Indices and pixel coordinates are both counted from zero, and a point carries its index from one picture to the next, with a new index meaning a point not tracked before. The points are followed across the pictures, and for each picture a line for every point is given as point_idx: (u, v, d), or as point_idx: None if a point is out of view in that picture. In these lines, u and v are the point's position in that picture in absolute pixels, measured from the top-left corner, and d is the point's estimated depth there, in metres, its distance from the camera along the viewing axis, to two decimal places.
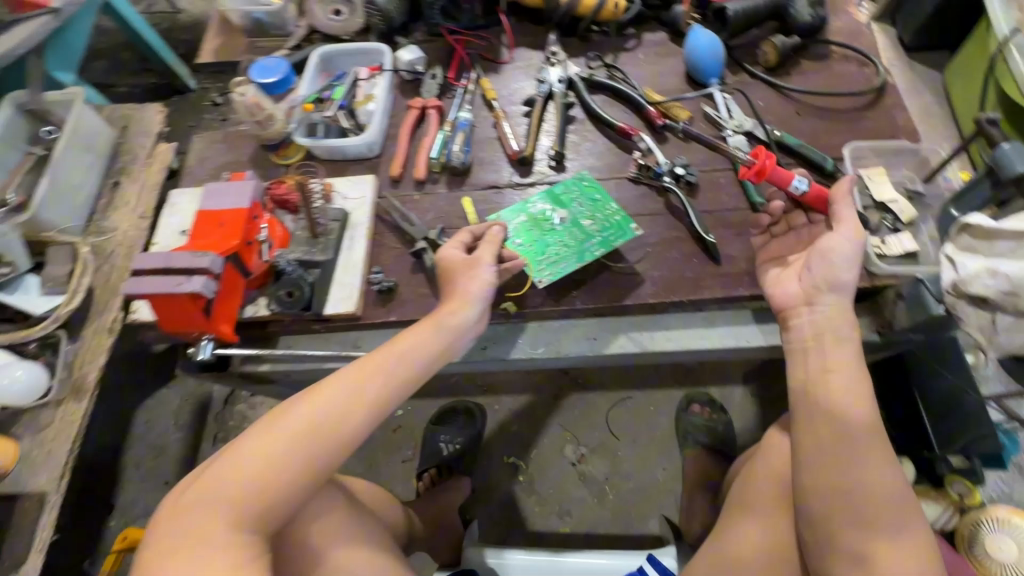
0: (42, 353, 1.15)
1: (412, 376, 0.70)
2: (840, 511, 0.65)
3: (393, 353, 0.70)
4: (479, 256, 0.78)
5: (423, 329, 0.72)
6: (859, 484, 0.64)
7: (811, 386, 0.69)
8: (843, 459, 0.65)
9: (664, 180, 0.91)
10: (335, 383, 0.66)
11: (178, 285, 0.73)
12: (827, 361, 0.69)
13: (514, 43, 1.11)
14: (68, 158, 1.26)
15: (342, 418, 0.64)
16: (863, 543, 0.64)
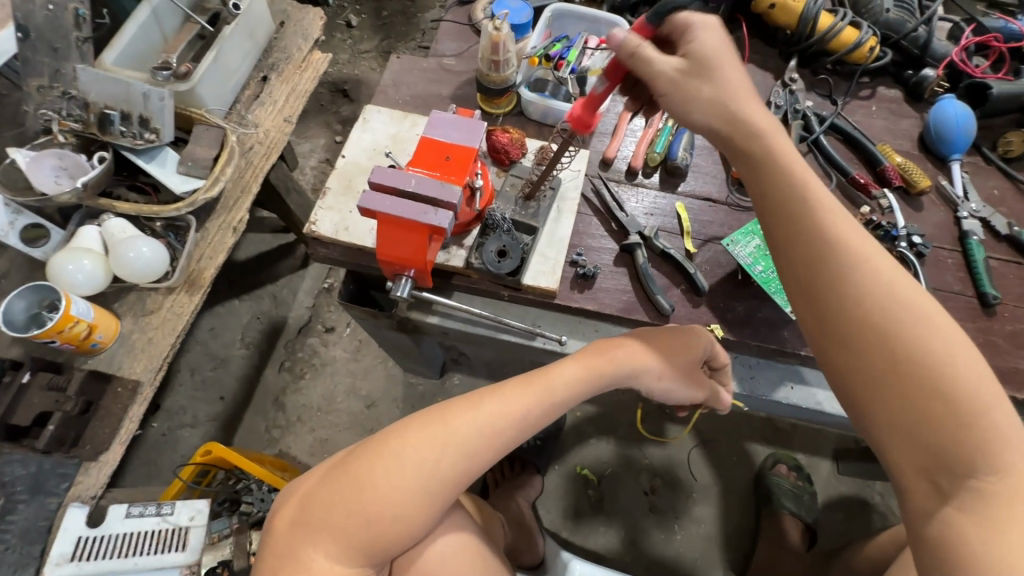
0: (165, 235, 1.06)
1: (535, 424, 0.68)
2: (889, 387, 0.53)
3: (538, 393, 0.68)
4: (693, 330, 0.75)
5: (576, 373, 0.70)
6: (863, 295, 0.54)
7: (820, 256, 0.56)
8: (870, 335, 0.53)
9: (898, 244, 0.87)
10: (467, 418, 0.65)
11: (423, 214, 0.66)
12: (836, 231, 0.56)
13: (746, 58, 1.05)
14: (234, 38, 1.17)
15: (466, 458, 0.64)
16: (913, 427, 0.51)
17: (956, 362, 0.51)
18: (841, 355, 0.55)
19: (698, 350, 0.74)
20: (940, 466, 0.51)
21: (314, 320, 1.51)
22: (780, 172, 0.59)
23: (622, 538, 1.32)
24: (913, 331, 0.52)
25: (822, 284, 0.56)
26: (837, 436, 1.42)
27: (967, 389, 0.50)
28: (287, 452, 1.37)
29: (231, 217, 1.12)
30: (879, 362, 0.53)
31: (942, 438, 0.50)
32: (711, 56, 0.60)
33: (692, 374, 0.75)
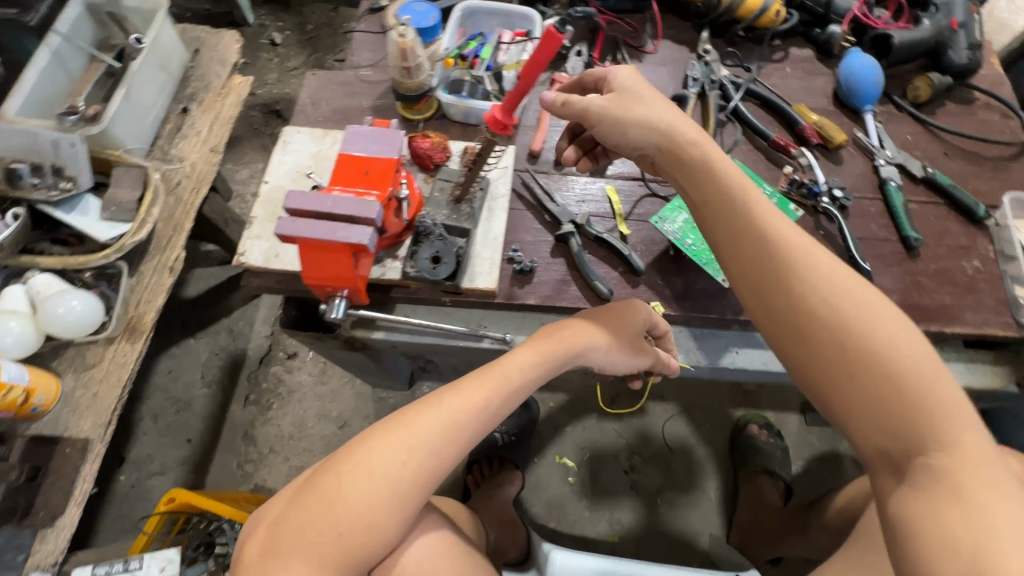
0: (96, 285, 1.02)
1: (495, 414, 0.67)
2: (841, 373, 0.56)
3: (495, 383, 0.67)
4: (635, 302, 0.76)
5: (529, 357, 0.69)
6: (807, 292, 0.59)
7: (764, 255, 0.62)
8: (815, 324, 0.58)
9: (821, 200, 0.89)
10: (430, 419, 0.63)
11: (342, 233, 0.66)
12: (773, 232, 0.63)
13: (660, 34, 1.06)
14: (145, 73, 1.13)
15: (433, 458, 0.62)
16: (869, 408, 0.54)
17: (899, 346, 0.55)
18: (797, 346, 0.59)
19: (641, 318, 0.75)
20: (900, 443, 0.53)
21: (274, 349, 1.49)
22: (720, 184, 0.66)
23: (608, 520, 1.34)
24: (857, 319, 0.56)
25: (771, 284, 0.61)
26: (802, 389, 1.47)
27: (913, 371, 0.54)
28: (263, 486, 1.35)
29: (166, 257, 1.09)
30: (830, 349, 0.57)
31: (900, 417, 0.53)
32: (633, 91, 0.73)
33: (635, 346, 0.75)
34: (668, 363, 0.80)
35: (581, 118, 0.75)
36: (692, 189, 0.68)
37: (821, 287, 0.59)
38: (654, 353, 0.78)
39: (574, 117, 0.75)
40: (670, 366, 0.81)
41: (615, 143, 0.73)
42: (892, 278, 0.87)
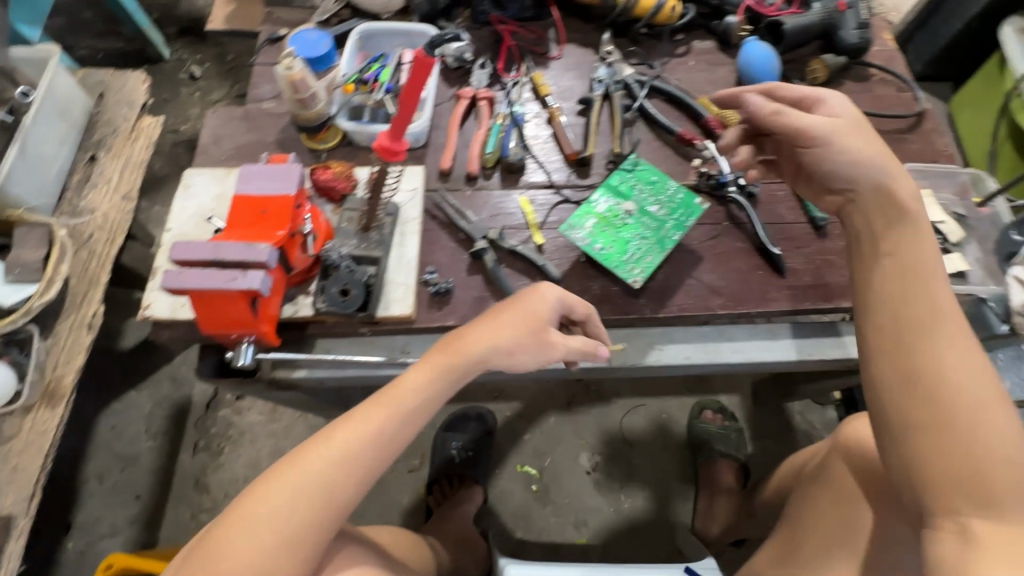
0: (8, 352, 0.98)
1: (392, 442, 0.65)
2: (952, 451, 0.56)
3: (388, 408, 0.65)
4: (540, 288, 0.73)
5: (422, 378, 0.67)
6: (955, 370, 0.59)
7: (925, 324, 0.61)
8: (947, 403, 0.58)
9: (728, 190, 0.91)
10: (322, 453, 0.62)
11: (232, 281, 0.64)
12: (935, 303, 0.62)
13: (565, 39, 1.07)
14: (42, 125, 1.09)
15: (325, 492, 0.61)
16: (959, 484, 0.56)
17: (1014, 446, 0.56)
18: (919, 417, 0.59)
19: (540, 312, 0.71)
20: (974, 500, 0.55)
21: (220, 392, 1.44)
22: (917, 250, 0.66)
23: (575, 523, 1.34)
24: (995, 408, 0.57)
25: (913, 350, 0.61)
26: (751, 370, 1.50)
27: (1012, 470, 0.55)
28: None
29: (83, 313, 1.05)
30: (941, 403, 0.58)
31: (986, 478, 0.55)
32: (852, 117, 0.72)
33: (538, 342, 0.70)
34: (585, 350, 0.74)
35: (802, 132, 0.72)
36: (885, 237, 0.68)
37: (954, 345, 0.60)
38: (563, 344, 0.72)
39: (791, 128, 0.73)
40: (590, 354, 0.75)
41: (835, 167, 0.70)
42: (804, 259, 0.88)
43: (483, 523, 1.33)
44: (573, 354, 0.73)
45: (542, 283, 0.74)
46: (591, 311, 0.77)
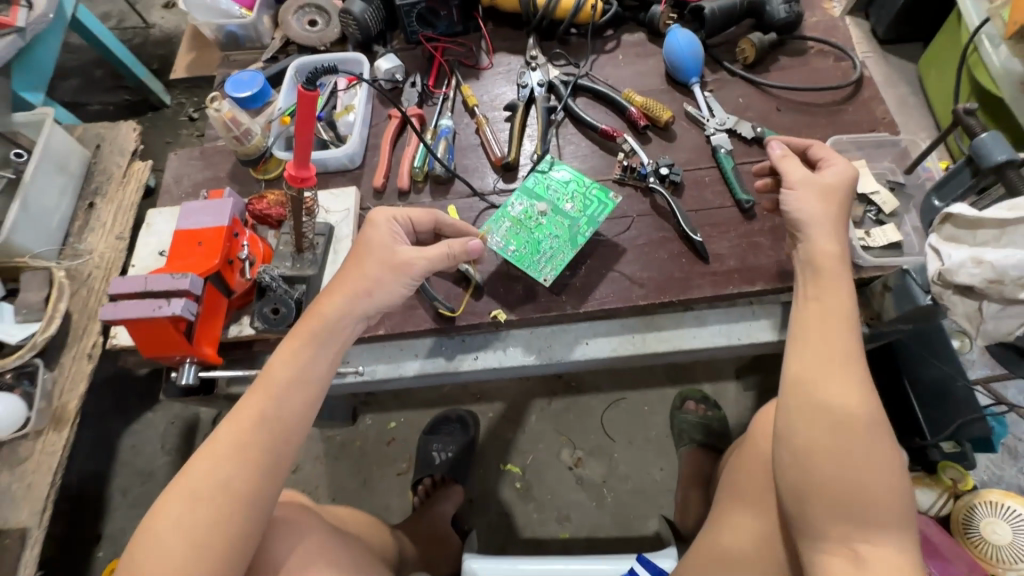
0: (18, 383, 1.09)
1: (282, 420, 0.67)
2: (839, 474, 0.59)
3: (262, 398, 0.67)
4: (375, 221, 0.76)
5: (287, 355, 0.69)
6: (849, 397, 0.61)
7: (832, 350, 0.63)
8: (842, 429, 0.60)
9: (649, 181, 0.91)
10: (214, 454, 0.64)
11: (159, 308, 0.71)
12: (841, 330, 0.64)
13: (494, 48, 1.10)
14: (40, 180, 1.22)
15: (224, 484, 0.63)
16: (841, 510, 0.58)
17: (890, 471, 0.59)
18: (820, 443, 0.60)
19: (383, 237, 0.74)
20: (852, 524, 0.58)
21: None
22: (835, 281, 0.66)
23: (558, 518, 1.36)
24: (880, 435, 0.60)
25: (819, 375, 0.62)
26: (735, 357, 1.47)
27: (889, 496, 0.58)
28: None
29: (83, 345, 1.17)
30: (840, 440, 0.59)
31: (870, 508, 0.58)
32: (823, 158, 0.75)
33: (394, 266, 0.73)
34: (449, 253, 0.75)
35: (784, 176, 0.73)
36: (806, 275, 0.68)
37: (852, 382, 0.61)
38: (425, 257, 0.74)
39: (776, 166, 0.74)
40: (457, 252, 0.76)
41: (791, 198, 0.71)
42: (729, 243, 0.88)
43: (468, 521, 1.37)
44: (441, 263, 0.75)
45: (377, 212, 0.77)
46: (433, 214, 0.80)
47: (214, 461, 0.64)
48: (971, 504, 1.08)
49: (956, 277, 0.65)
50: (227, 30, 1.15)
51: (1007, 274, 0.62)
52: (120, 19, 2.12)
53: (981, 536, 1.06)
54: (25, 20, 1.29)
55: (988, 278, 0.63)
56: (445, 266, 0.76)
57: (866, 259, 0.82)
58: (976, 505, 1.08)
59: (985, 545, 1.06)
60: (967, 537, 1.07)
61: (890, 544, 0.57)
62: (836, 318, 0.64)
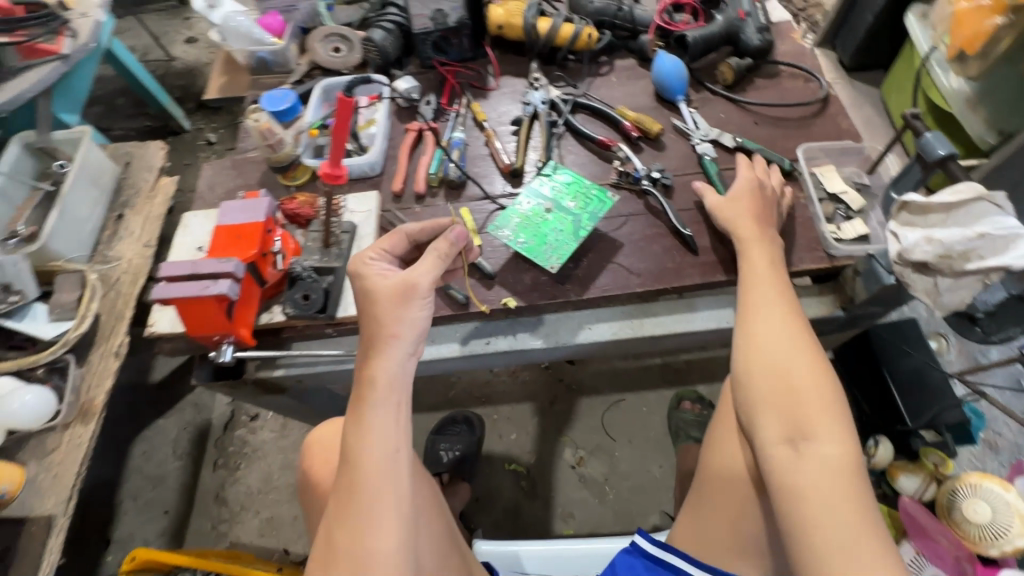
0: (50, 378, 1.16)
1: (386, 502, 0.62)
2: (772, 375, 0.72)
3: (350, 467, 0.63)
4: (371, 288, 0.70)
5: (359, 435, 0.64)
6: (774, 317, 0.77)
7: (760, 289, 0.80)
8: (771, 341, 0.75)
9: (642, 184, 1.01)
10: (338, 532, 0.61)
11: (206, 288, 0.80)
12: (771, 277, 0.82)
13: (500, 72, 1.22)
14: (76, 191, 1.30)
15: (359, 560, 0.60)
16: (778, 406, 0.70)
17: (817, 374, 0.71)
18: (754, 355, 0.75)
19: (373, 279, 0.71)
20: (789, 418, 0.69)
21: (236, 414, 1.60)
22: (766, 246, 0.85)
23: (561, 516, 1.40)
24: (806, 347, 0.73)
25: (752, 306, 0.79)
26: (727, 359, 1.55)
27: (818, 394, 0.70)
28: (237, 542, 1.44)
29: (111, 344, 1.23)
30: (775, 358, 0.73)
31: (804, 410, 0.69)
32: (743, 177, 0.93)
33: (400, 295, 0.69)
34: (439, 259, 0.73)
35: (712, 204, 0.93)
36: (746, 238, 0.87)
37: (783, 317, 0.77)
38: (422, 275, 0.70)
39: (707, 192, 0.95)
40: (444, 257, 0.73)
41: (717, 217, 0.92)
42: (716, 238, 0.98)
43: (474, 521, 1.41)
44: (438, 270, 0.72)
45: (356, 262, 0.74)
46: (405, 234, 0.78)
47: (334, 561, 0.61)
48: (953, 487, 1.13)
49: (913, 255, 0.74)
50: (258, 56, 1.27)
51: (954, 249, 0.72)
52: (144, 53, 2.26)
53: (962, 517, 1.09)
54: (69, 48, 1.41)
55: (939, 253, 0.72)
56: (443, 271, 0.73)
57: (839, 248, 0.93)
58: (958, 488, 1.12)
59: (967, 525, 1.09)
60: (950, 519, 1.11)
61: (821, 434, 0.66)
62: (765, 274, 0.82)
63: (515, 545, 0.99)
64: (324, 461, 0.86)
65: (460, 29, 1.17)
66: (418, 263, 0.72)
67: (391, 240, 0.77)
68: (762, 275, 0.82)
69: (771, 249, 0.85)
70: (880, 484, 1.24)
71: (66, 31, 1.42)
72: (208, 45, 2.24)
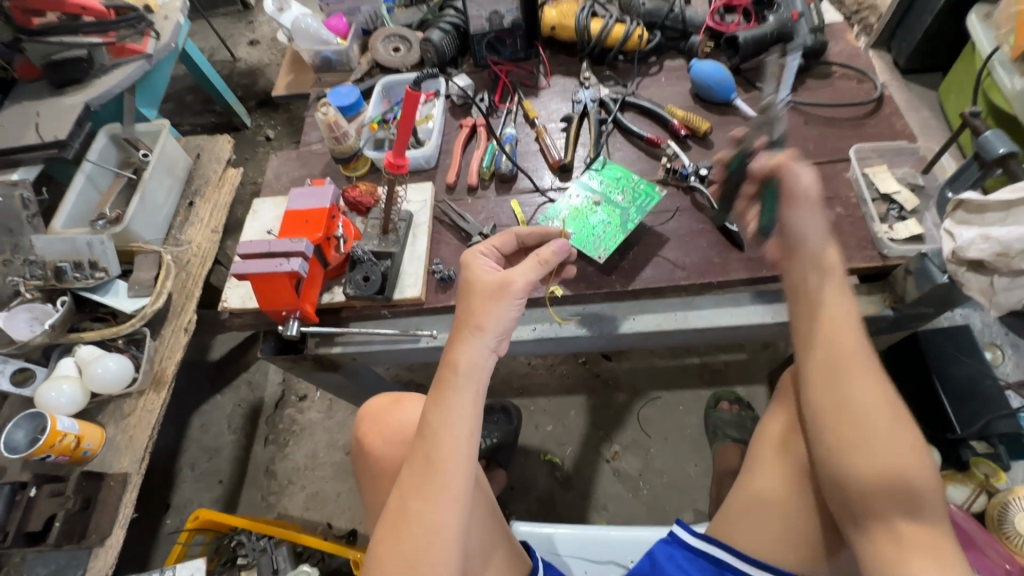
0: (128, 348, 1.26)
1: (458, 473, 0.67)
2: (862, 446, 0.67)
3: (426, 440, 0.68)
4: (477, 270, 0.76)
5: (441, 411, 0.68)
6: (861, 381, 0.70)
7: (832, 341, 0.73)
8: (857, 408, 0.69)
9: (689, 180, 1.04)
10: (409, 500, 0.66)
11: (280, 265, 0.87)
12: (844, 325, 0.74)
13: (551, 71, 1.27)
14: (155, 179, 1.41)
15: (427, 526, 0.65)
16: (867, 476, 0.66)
17: (909, 444, 0.67)
18: (842, 420, 0.69)
19: (476, 272, 0.75)
20: (887, 494, 0.65)
21: (287, 394, 1.70)
22: (832, 288, 0.77)
23: (593, 508, 1.42)
24: (892, 415, 0.68)
25: (833, 365, 0.72)
26: (768, 361, 1.54)
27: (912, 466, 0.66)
28: (285, 513, 1.53)
29: (181, 319, 1.33)
30: (863, 429, 0.68)
31: (900, 488, 0.65)
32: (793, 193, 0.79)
33: (497, 292, 0.72)
34: (540, 264, 0.76)
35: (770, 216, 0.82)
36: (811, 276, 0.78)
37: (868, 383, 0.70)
38: (519, 276, 0.73)
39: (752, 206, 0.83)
40: (546, 262, 0.76)
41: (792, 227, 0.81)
42: None
43: (509, 508, 1.44)
44: (534, 273, 0.75)
45: (466, 255, 0.80)
46: (511, 235, 0.85)
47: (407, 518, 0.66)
48: (1005, 500, 1.10)
49: (968, 253, 0.75)
50: (323, 55, 1.35)
51: (1012, 247, 0.73)
52: (211, 54, 2.41)
53: (1015, 531, 1.07)
54: (153, 48, 1.53)
55: (996, 250, 0.73)
56: (540, 275, 0.75)
57: (892, 248, 0.93)
58: (1009, 502, 1.09)
59: (1019, 540, 1.07)
60: (1001, 532, 1.09)
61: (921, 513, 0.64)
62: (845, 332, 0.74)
63: (552, 527, 1.01)
64: (377, 425, 0.89)
65: (514, 29, 1.22)
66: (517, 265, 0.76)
67: (505, 237, 0.83)
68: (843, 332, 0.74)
69: (850, 301, 0.75)
70: None
71: (150, 33, 1.55)
72: (270, 47, 2.38)
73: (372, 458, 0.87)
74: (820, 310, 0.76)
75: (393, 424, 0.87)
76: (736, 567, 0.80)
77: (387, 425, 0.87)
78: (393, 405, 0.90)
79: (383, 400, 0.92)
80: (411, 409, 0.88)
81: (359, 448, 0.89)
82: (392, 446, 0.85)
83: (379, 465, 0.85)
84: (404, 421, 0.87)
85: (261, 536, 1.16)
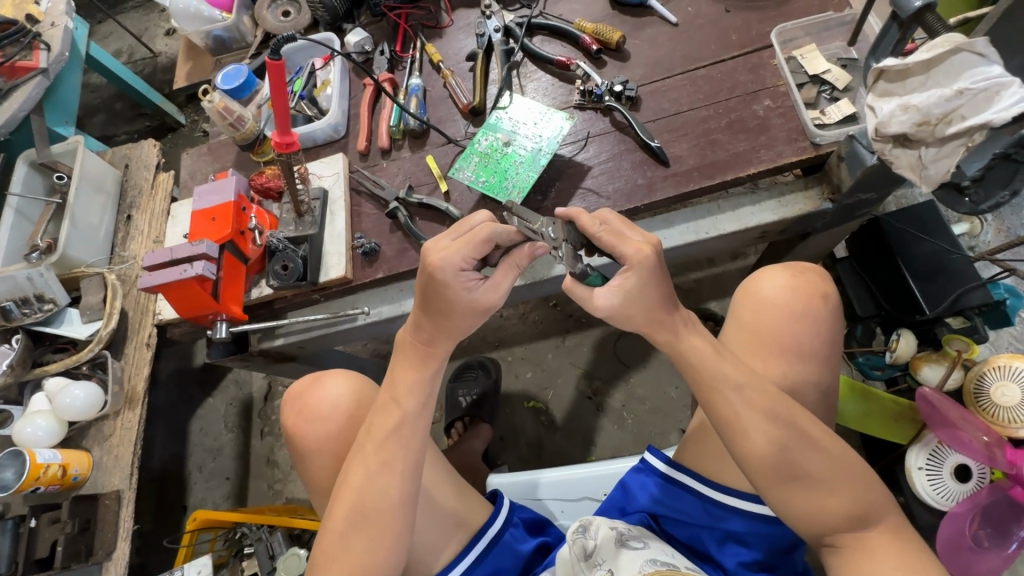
0: (94, 373, 1.27)
1: (415, 438, 0.71)
2: (790, 477, 0.64)
3: (388, 418, 0.71)
4: (461, 296, 0.70)
5: (406, 381, 0.73)
6: (753, 420, 0.66)
7: (712, 386, 0.70)
8: (763, 446, 0.65)
9: (605, 101, 0.96)
10: (365, 474, 0.69)
11: (184, 271, 0.85)
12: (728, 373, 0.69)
13: (452, 6, 1.15)
14: (82, 198, 1.37)
15: (382, 499, 0.68)
16: (804, 499, 0.64)
17: (833, 462, 0.64)
18: (766, 461, 0.65)
19: (457, 291, 0.69)
20: (827, 513, 0.63)
21: (273, 386, 1.73)
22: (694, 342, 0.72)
23: (581, 445, 1.45)
24: (799, 439, 0.65)
25: (722, 421, 0.68)
26: (739, 271, 1.50)
27: (845, 477, 0.63)
28: (293, 497, 1.60)
29: (141, 336, 1.32)
30: (783, 469, 0.64)
31: (840, 500, 0.63)
32: (618, 232, 0.73)
33: (479, 307, 0.71)
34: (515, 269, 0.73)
35: (615, 239, 0.72)
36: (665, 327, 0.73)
37: (774, 430, 0.65)
38: (498, 292, 0.72)
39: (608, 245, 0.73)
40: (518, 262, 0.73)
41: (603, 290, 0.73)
42: (688, 145, 0.92)
43: (501, 457, 1.47)
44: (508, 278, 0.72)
45: (434, 253, 0.69)
46: (489, 234, 0.68)
47: (365, 482, 0.69)
48: (981, 372, 1.06)
49: (890, 128, 0.68)
50: (213, 35, 1.26)
51: (932, 113, 0.64)
52: (130, 53, 2.28)
53: (991, 403, 1.04)
54: (46, 61, 1.44)
55: (916, 121, 0.65)
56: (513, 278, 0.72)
57: (823, 135, 0.87)
58: (985, 373, 1.06)
59: (996, 410, 1.04)
60: (978, 406, 1.06)
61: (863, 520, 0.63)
62: (730, 398, 0.68)
63: (537, 473, 0.99)
64: (303, 410, 0.82)
65: None
66: (498, 276, 0.72)
67: (489, 229, 0.69)
68: (730, 399, 0.68)
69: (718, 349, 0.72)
70: (906, 377, 1.19)
71: (39, 44, 1.44)
72: None
73: (301, 441, 0.81)
74: (700, 368, 0.71)
75: (316, 404, 0.82)
76: (702, 494, 0.80)
77: (312, 407, 0.81)
78: (315, 383, 0.85)
79: (302, 382, 0.86)
80: (334, 385, 0.83)
81: (284, 432, 0.83)
82: (325, 426, 0.80)
83: (308, 447, 0.80)
84: (329, 400, 0.81)
85: (261, 525, 1.20)
